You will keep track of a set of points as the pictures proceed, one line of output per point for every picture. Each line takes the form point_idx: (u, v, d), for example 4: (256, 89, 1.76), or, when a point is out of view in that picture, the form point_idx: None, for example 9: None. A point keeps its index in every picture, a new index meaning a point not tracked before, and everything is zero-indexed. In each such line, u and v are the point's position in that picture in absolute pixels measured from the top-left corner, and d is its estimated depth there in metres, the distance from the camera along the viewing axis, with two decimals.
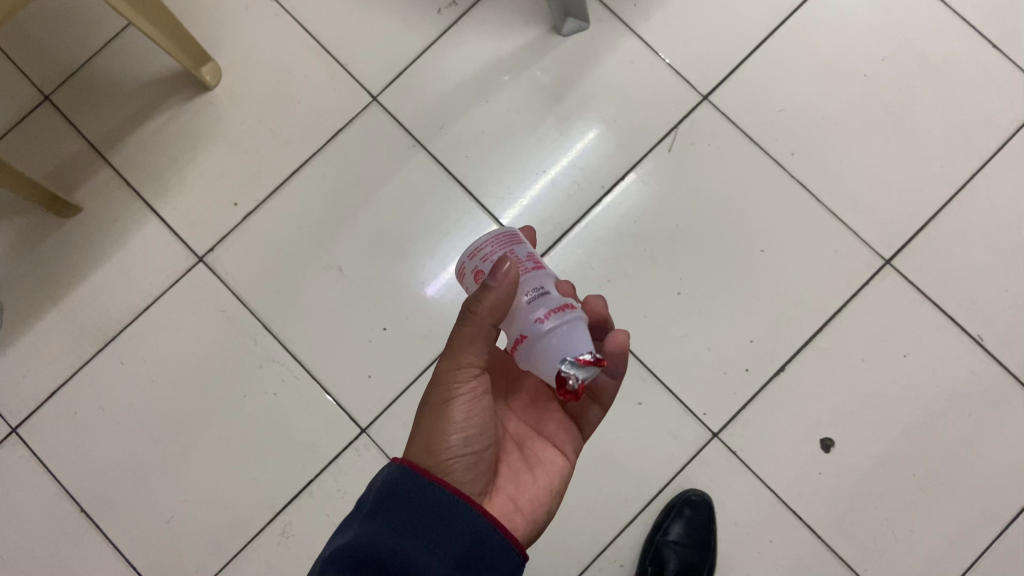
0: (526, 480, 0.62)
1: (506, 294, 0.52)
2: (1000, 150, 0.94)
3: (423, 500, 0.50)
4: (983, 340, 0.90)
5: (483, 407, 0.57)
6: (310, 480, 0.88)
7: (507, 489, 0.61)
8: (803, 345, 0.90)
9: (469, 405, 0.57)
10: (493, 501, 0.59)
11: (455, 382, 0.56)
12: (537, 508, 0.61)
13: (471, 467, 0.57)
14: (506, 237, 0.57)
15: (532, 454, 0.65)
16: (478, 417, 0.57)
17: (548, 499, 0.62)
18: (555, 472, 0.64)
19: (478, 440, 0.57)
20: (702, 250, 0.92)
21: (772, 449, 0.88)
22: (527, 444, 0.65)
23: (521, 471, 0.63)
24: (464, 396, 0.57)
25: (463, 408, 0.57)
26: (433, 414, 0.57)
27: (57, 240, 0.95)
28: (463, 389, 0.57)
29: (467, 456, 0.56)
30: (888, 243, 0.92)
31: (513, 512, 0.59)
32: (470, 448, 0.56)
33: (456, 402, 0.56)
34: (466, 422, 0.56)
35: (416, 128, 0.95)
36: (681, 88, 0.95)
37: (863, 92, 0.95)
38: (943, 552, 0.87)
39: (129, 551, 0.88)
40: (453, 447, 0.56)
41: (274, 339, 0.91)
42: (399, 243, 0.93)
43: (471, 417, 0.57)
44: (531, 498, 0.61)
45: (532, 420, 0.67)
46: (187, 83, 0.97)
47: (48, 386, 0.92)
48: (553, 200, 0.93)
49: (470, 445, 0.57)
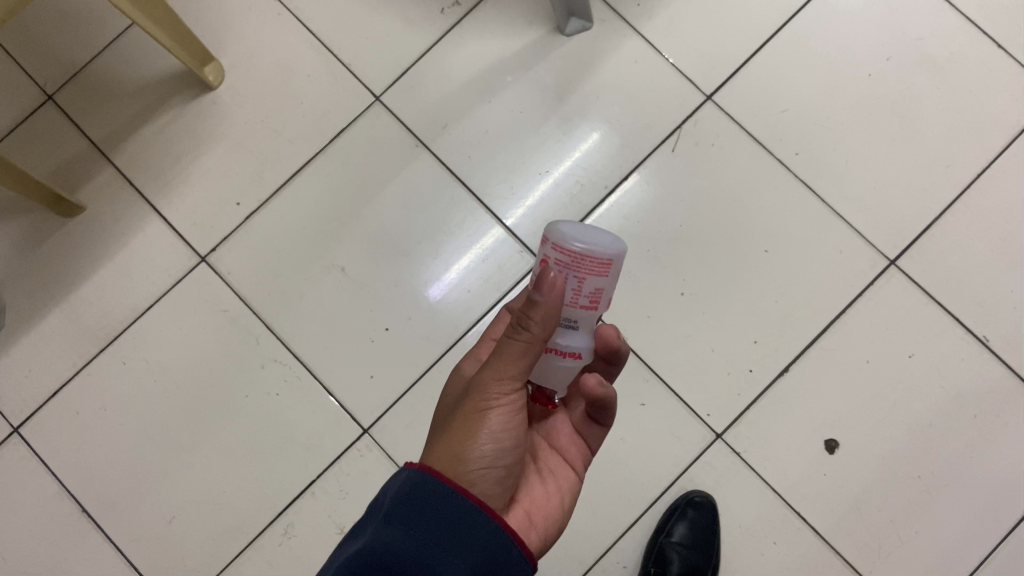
0: (540, 495, 0.62)
1: (553, 312, 0.52)
2: (1004, 150, 0.94)
3: (439, 507, 0.49)
4: (988, 341, 0.90)
5: (516, 422, 0.57)
6: (312, 481, 0.88)
7: (524, 503, 0.61)
8: (807, 345, 0.90)
9: (504, 419, 0.56)
10: (510, 513, 0.59)
11: (492, 393, 0.55)
12: (551, 524, 0.61)
13: (499, 480, 0.56)
14: (594, 263, 0.51)
15: (545, 468, 0.65)
16: (511, 431, 0.56)
17: (559, 515, 0.62)
18: (566, 489, 0.64)
19: (508, 454, 0.56)
20: (705, 250, 0.92)
21: (775, 451, 0.88)
22: (540, 457, 0.65)
23: (535, 486, 0.62)
24: (499, 409, 0.56)
25: (498, 421, 0.56)
26: (465, 421, 0.56)
27: (59, 240, 0.95)
28: (501, 401, 0.56)
29: (496, 469, 0.56)
30: (892, 244, 0.92)
31: (529, 527, 0.59)
32: (499, 461, 0.56)
33: (490, 414, 0.56)
34: (499, 435, 0.56)
35: (418, 127, 0.95)
36: (685, 88, 0.95)
37: (868, 92, 0.95)
38: (947, 555, 0.86)
39: (131, 551, 0.88)
40: (484, 459, 0.55)
41: (276, 339, 0.91)
42: (402, 243, 0.93)
43: (504, 431, 0.56)
44: (545, 514, 0.61)
45: (545, 433, 0.67)
46: (191, 83, 0.97)
47: (49, 386, 0.92)
48: (556, 201, 0.93)
49: (501, 458, 0.56)
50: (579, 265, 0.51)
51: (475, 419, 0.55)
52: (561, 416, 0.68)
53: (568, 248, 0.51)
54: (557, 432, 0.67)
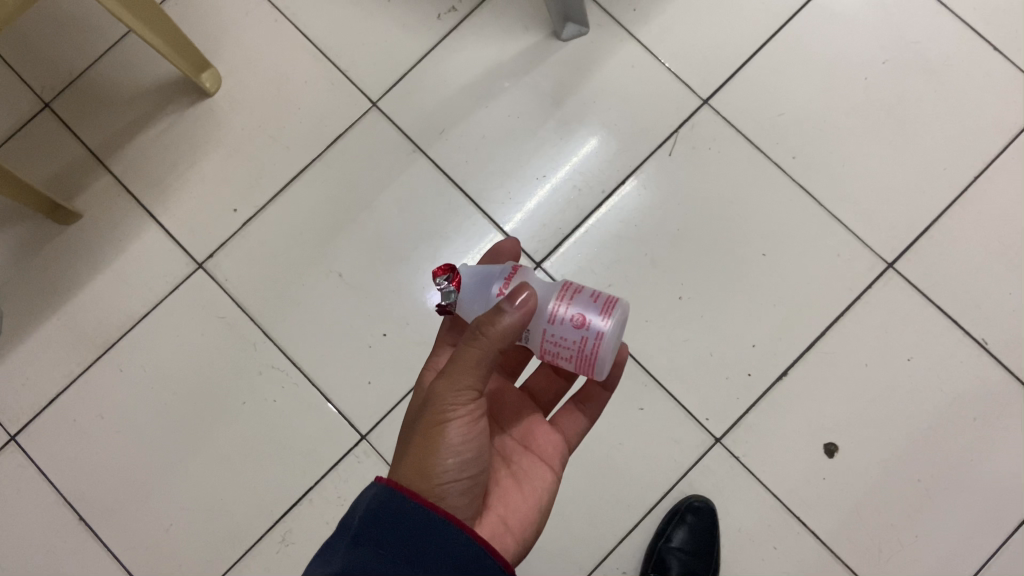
0: (514, 498, 0.62)
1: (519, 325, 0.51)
2: (1001, 153, 0.94)
3: (409, 523, 0.50)
4: (988, 343, 0.89)
5: (476, 429, 0.56)
6: (310, 487, 0.88)
7: (498, 510, 0.61)
8: (805, 349, 0.89)
9: (465, 429, 0.55)
10: (483, 521, 0.59)
11: (451, 404, 0.55)
12: (527, 527, 0.61)
13: (464, 491, 0.56)
14: (590, 366, 0.53)
15: (519, 471, 0.64)
16: (472, 440, 0.56)
17: (537, 516, 0.62)
18: (542, 488, 0.64)
19: (473, 464, 0.56)
20: (703, 254, 0.92)
21: (775, 454, 0.87)
22: (514, 460, 0.65)
23: (510, 490, 0.62)
24: (459, 419, 0.55)
25: (458, 431, 0.55)
26: (426, 435, 0.55)
27: (56, 247, 0.95)
28: (460, 411, 0.55)
29: (462, 481, 0.56)
30: (890, 247, 0.91)
31: (504, 532, 0.59)
32: (464, 472, 0.56)
33: (450, 425, 0.55)
34: (461, 446, 0.55)
35: (415, 133, 0.95)
36: (682, 92, 0.95)
37: (865, 95, 0.95)
38: (948, 559, 0.86)
39: (127, 560, 0.88)
40: (447, 472, 0.55)
41: (273, 346, 0.91)
42: (399, 248, 0.93)
43: (465, 442, 0.56)
44: (520, 518, 0.61)
45: (521, 438, 0.67)
46: (187, 90, 0.97)
47: (46, 394, 0.92)
48: (554, 205, 0.93)
49: (464, 469, 0.56)
50: (586, 356, 0.53)
51: (436, 433, 0.55)
52: (532, 417, 0.69)
53: (601, 345, 0.52)
54: (532, 432, 0.67)
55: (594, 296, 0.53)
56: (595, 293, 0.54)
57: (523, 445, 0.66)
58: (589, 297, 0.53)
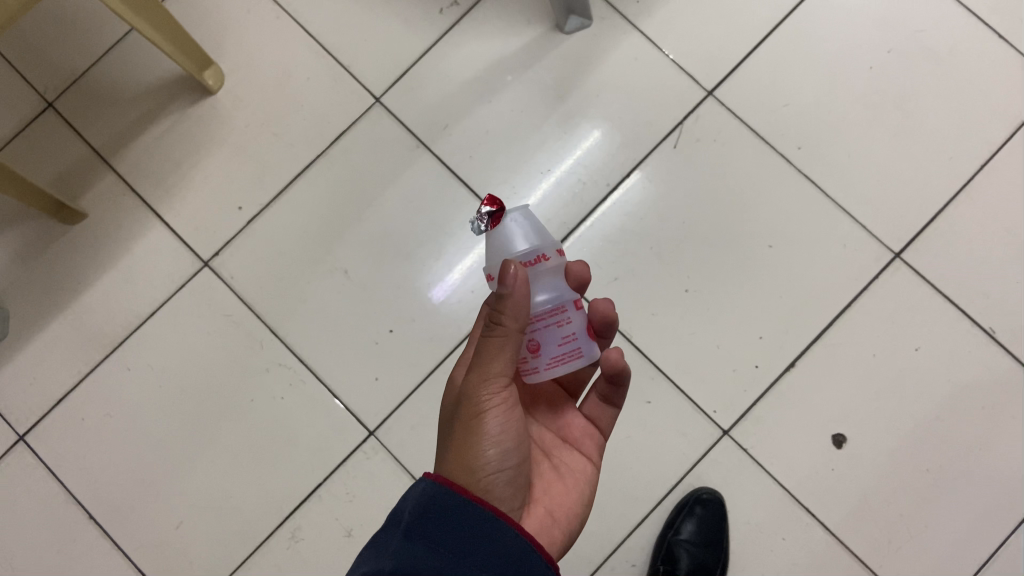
0: (557, 491, 0.62)
1: (520, 305, 0.51)
2: (1007, 141, 0.93)
3: (456, 518, 0.50)
4: (995, 332, 0.89)
5: (514, 419, 0.57)
6: (320, 483, 0.88)
7: (543, 502, 0.61)
8: (812, 340, 0.89)
9: (502, 419, 0.56)
10: (530, 514, 0.59)
11: (486, 394, 0.56)
12: (572, 517, 0.62)
13: (510, 482, 0.57)
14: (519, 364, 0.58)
15: (559, 463, 0.65)
16: (510, 430, 0.57)
17: (581, 508, 0.63)
18: (584, 480, 0.64)
19: (513, 454, 0.57)
20: (709, 247, 0.92)
21: (783, 446, 0.87)
22: (555, 453, 0.65)
23: (553, 482, 0.63)
24: (496, 410, 0.56)
25: (497, 422, 0.56)
26: (466, 429, 0.56)
27: (62, 247, 0.95)
28: (497, 402, 0.56)
29: (506, 471, 0.56)
30: (897, 237, 0.91)
31: (551, 525, 0.59)
32: (506, 462, 0.56)
33: (487, 416, 0.56)
34: (501, 437, 0.56)
35: (418, 128, 0.95)
36: (686, 84, 0.95)
37: (870, 86, 0.95)
38: (956, 551, 0.86)
39: (138, 558, 0.88)
40: (491, 463, 0.55)
41: (280, 343, 0.91)
42: (405, 244, 0.93)
43: (504, 431, 0.56)
44: (566, 509, 0.62)
45: (556, 429, 0.67)
46: (191, 87, 0.97)
47: (53, 393, 0.92)
48: (559, 199, 0.93)
49: (507, 459, 0.56)
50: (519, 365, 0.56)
51: (475, 426, 0.56)
52: (567, 407, 0.69)
53: (527, 369, 0.56)
54: (568, 423, 0.68)
55: (565, 341, 0.54)
56: (570, 347, 0.54)
57: (561, 437, 0.67)
58: (559, 339, 0.54)
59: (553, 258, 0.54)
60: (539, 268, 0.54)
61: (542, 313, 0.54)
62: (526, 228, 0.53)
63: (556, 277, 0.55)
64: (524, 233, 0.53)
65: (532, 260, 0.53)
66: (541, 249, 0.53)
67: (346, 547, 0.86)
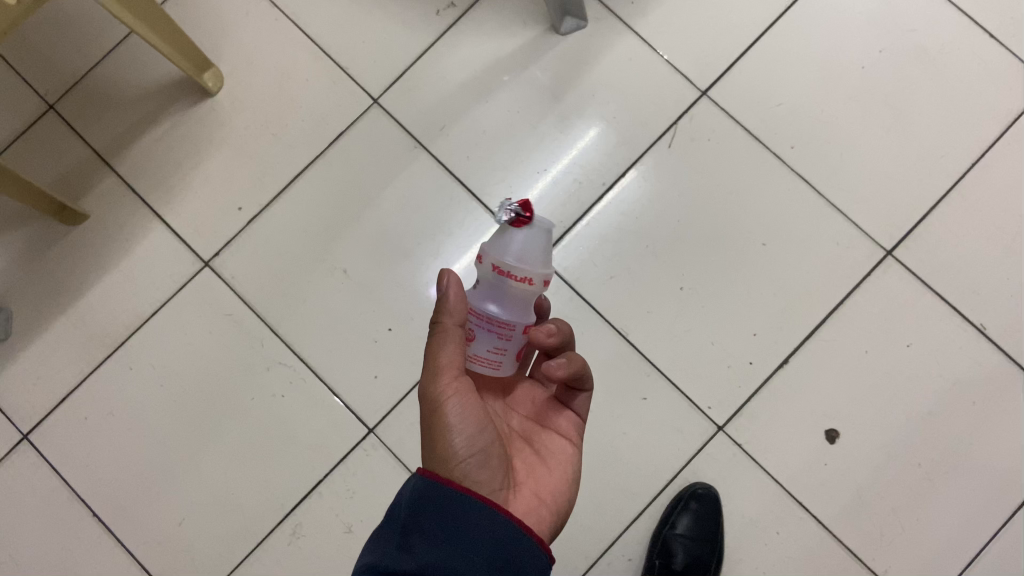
0: (540, 473, 0.63)
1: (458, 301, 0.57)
2: (998, 140, 0.94)
3: (448, 512, 0.51)
4: (986, 329, 0.90)
5: (477, 407, 0.58)
6: (320, 480, 0.89)
7: (528, 485, 0.61)
8: (806, 337, 0.91)
9: (462, 408, 0.57)
10: (516, 496, 0.59)
11: (442, 387, 0.57)
12: (559, 497, 0.62)
13: (483, 464, 0.57)
14: None
15: (540, 448, 0.65)
16: (473, 417, 0.58)
17: (565, 487, 0.63)
18: (566, 461, 0.65)
19: (481, 438, 0.58)
20: (704, 245, 0.93)
21: (776, 441, 0.89)
22: (535, 438, 0.66)
23: (535, 466, 0.63)
24: (455, 401, 0.57)
25: (459, 411, 0.57)
26: (432, 423, 0.57)
27: (64, 247, 0.95)
28: (454, 392, 0.57)
29: (476, 456, 0.57)
30: (889, 235, 0.92)
31: (537, 505, 0.60)
32: (475, 447, 0.57)
33: (448, 407, 0.57)
34: (465, 425, 0.57)
35: (416, 128, 0.96)
36: (680, 84, 0.96)
37: (863, 85, 0.96)
38: (947, 544, 0.87)
39: (141, 555, 0.89)
40: (459, 450, 0.56)
41: (280, 342, 0.92)
42: (403, 244, 0.94)
43: (466, 419, 0.57)
44: (550, 490, 0.62)
45: (535, 416, 0.67)
46: (191, 89, 0.98)
47: (56, 393, 0.93)
48: (555, 199, 0.94)
49: (475, 443, 0.57)
50: None
51: (438, 420, 0.57)
52: (540, 393, 0.69)
53: None
54: (545, 409, 0.68)
55: (494, 350, 0.58)
56: (497, 358, 0.58)
57: (540, 423, 0.67)
58: (491, 345, 0.58)
59: (536, 285, 0.54)
60: (511, 281, 0.54)
61: (492, 319, 0.56)
62: (531, 247, 0.53)
63: (519, 298, 0.56)
64: (522, 248, 0.53)
65: (516, 277, 0.53)
66: (523, 269, 0.53)
67: (346, 543, 0.88)
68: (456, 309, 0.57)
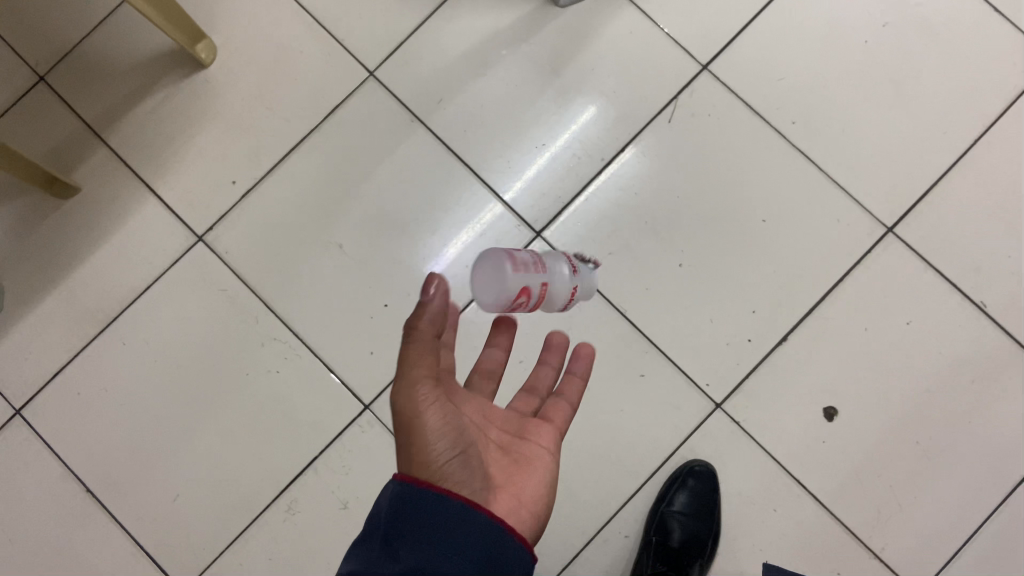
0: (521, 478, 0.60)
1: (440, 306, 0.54)
2: (1001, 116, 0.93)
3: (431, 514, 0.50)
4: (986, 306, 0.90)
5: (450, 412, 0.56)
6: (315, 457, 0.89)
7: (510, 489, 0.59)
8: (805, 314, 0.90)
9: (438, 412, 0.54)
10: (499, 499, 0.57)
11: (420, 392, 0.54)
12: (539, 500, 0.60)
13: (464, 465, 0.55)
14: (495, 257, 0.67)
15: (520, 456, 0.62)
16: (450, 420, 0.55)
17: (545, 492, 0.61)
18: (544, 468, 0.62)
19: (459, 441, 0.55)
20: (703, 222, 0.92)
21: (774, 418, 0.88)
22: (515, 448, 0.63)
23: (516, 471, 0.61)
24: (431, 406, 0.54)
25: (439, 418, 0.54)
26: (411, 432, 0.54)
27: (55, 221, 0.94)
28: (432, 398, 0.54)
29: (457, 458, 0.54)
30: (890, 212, 0.91)
31: (518, 507, 0.58)
32: (457, 450, 0.55)
33: (425, 414, 0.54)
34: (445, 428, 0.54)
35: (413, 102, 0.95)
36: (681, 58, 0.94)
37: (866, 60, 0.95)
38: (945, 522, 0.87)
39: (136, 530, 0.88)
40: (442, 452, 0.53)
41: (275, 318, 0.91)
42: (400, 219, 0.93)
43: (444, 422, 0.55)
44: (531, 492, 0.60)
45: (513, 429, 0.65)
46: (183, 61, 0.97)
47: (49, 367, 0.92)
48: (553, 174, 0.93)
49: (455, 448, 0.55)
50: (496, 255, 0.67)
51: (417, 426, 0.54)
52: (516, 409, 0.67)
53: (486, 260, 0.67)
54: (520, 423, 0.66)
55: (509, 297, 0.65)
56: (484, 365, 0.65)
57: (517, 434, 0.65)
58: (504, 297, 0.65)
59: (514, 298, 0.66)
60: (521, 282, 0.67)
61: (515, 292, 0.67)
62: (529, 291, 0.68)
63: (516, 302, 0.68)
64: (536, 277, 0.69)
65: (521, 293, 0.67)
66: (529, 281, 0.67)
67: (342, 520, 0.87)
68: (431, 318, 0.54)
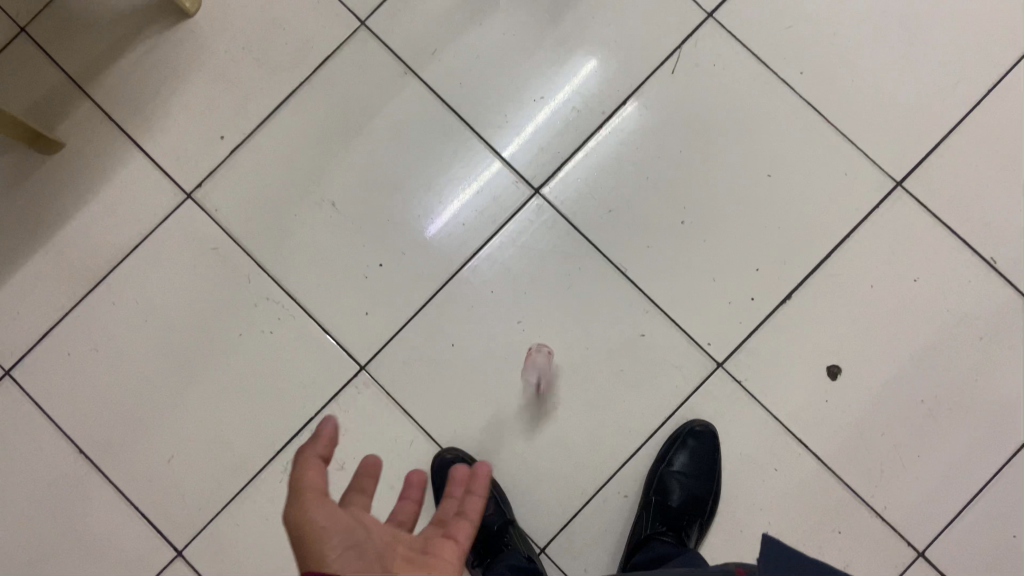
0: None
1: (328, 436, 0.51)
2: (1016, 65, 0.90)
3: None
4: (996, 262, 0.88)
5: (341, 516, 0.50)
6: (310, 418, 0.88)
7: None
8: (810, 272, 0.88)
9: (325, 513, 0.49)
10: None
11: (303, 501, 0.48)
12: None
13: (352, 561, 0.48)
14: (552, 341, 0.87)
15: (432, 557, 0.54)
16: (338, 523, 0.49)
17: None
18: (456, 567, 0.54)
19: (348, 544, 0.49)
20: (706, 177, 0.89)
21: (777, 377, 0.87)
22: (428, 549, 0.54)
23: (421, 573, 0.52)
24: (319, 508, 0.49)
25: (328, 520, 0.48)
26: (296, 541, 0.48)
27: (39, 178, 0.91)
28: (319, 507, 0.49)
29: (341, 559, 0.48)
30: (899, 165, 0.89)
31: None
32: (343, 550, 0.48)
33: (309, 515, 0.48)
34: (331, 528, 0.48)
35: (406, 53, 0.91)
36: (685, 7, 0.91)
37: (877, 8, 0.91)
38: (948, 481, 0.86)
39: (130, 491, 0.87)
40: (326, 554, 0.47)
41: (267, 277, 0.89)
42: (394, 175, 0.90)
43: (332, 522, 0.49)
44: None
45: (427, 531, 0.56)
46: (168, 11, 0.93)
47: (38, 327, 0.90)
48: (552, 128, 0.90)
49: (341, 547, 0.48)
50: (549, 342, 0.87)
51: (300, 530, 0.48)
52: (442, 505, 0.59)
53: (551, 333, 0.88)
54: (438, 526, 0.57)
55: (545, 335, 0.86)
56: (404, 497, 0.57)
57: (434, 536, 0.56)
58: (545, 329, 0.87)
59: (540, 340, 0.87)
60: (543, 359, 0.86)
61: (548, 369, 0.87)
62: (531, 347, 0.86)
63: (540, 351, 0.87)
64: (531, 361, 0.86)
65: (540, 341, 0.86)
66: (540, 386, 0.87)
67: (339, 481, 0.86)
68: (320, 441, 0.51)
